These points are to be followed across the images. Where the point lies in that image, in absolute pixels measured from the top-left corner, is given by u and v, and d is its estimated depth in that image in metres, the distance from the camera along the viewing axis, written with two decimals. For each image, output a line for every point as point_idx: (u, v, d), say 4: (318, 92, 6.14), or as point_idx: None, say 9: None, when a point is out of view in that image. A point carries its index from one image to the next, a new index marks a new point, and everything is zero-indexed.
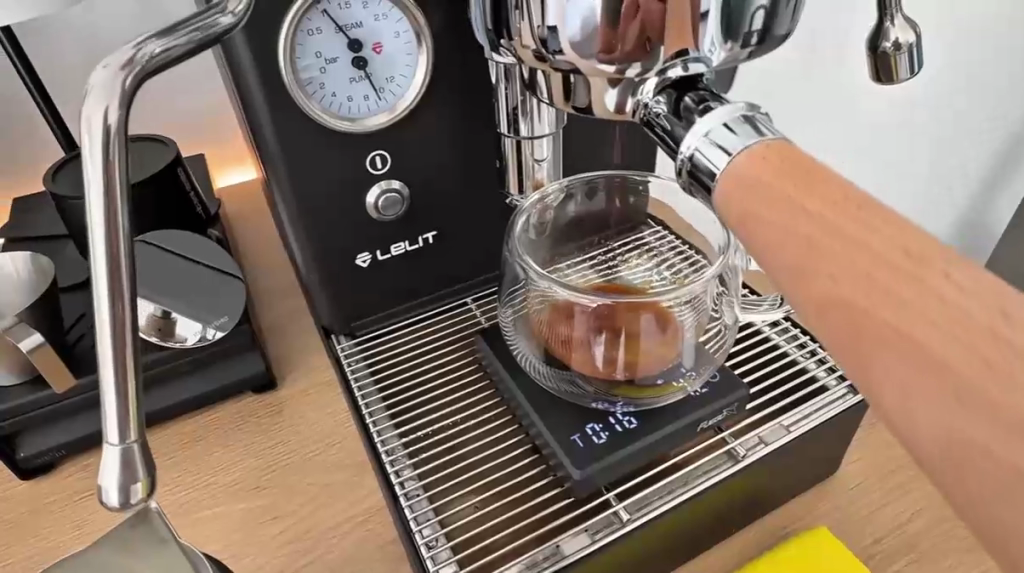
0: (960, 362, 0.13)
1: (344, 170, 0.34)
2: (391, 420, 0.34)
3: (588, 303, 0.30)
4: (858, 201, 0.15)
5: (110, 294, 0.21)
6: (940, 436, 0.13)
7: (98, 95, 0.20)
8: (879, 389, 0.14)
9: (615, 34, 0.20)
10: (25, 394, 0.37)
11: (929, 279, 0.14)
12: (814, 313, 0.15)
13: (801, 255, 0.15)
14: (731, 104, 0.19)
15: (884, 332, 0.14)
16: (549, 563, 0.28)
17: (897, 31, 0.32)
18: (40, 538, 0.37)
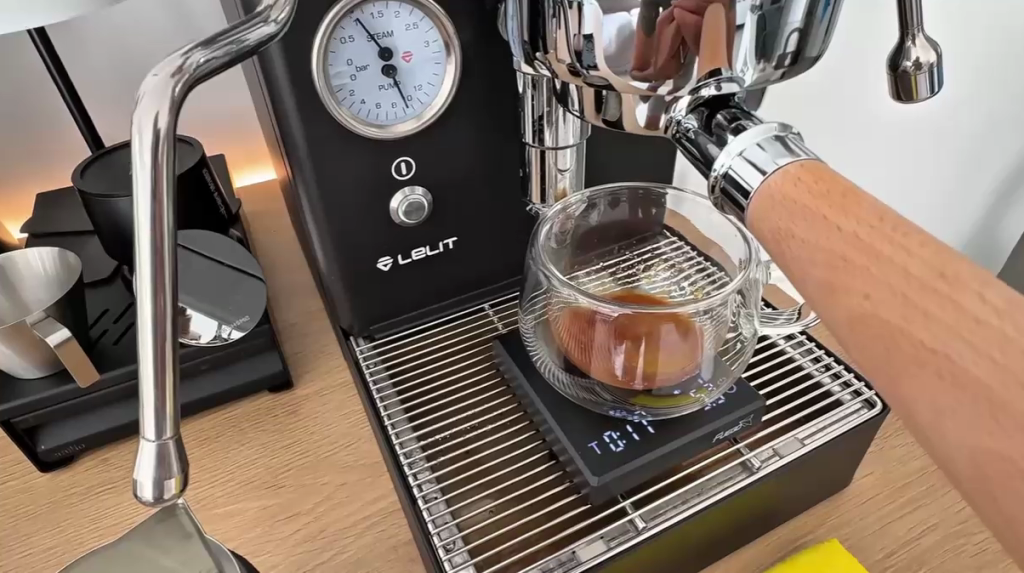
0: (988, 381, 0.13)
1: (370, 176, 0.34)
2: (409, 422, 0.35)
3: (609, 312, 0.30)
4: (889, 221, 0.16)
5: (152, 294, 0.22)
6: (963, 454, 0.13)
7: (148, 99, 0.21)
8: (907, 405, 0.15)
9: (651, 44, 0.20)
10: (47, 388, 0.38)
11: (959, 296, 0.14)
12: (848, 328, 0.16)
13: (835, 273, 0.16)
14: (764, 124, 0.19)
15: (917, 349, 0.14)
16: (565, 568, 0.29)
17: (918, 51, 0.32)
18: (59, 529, 0.38)
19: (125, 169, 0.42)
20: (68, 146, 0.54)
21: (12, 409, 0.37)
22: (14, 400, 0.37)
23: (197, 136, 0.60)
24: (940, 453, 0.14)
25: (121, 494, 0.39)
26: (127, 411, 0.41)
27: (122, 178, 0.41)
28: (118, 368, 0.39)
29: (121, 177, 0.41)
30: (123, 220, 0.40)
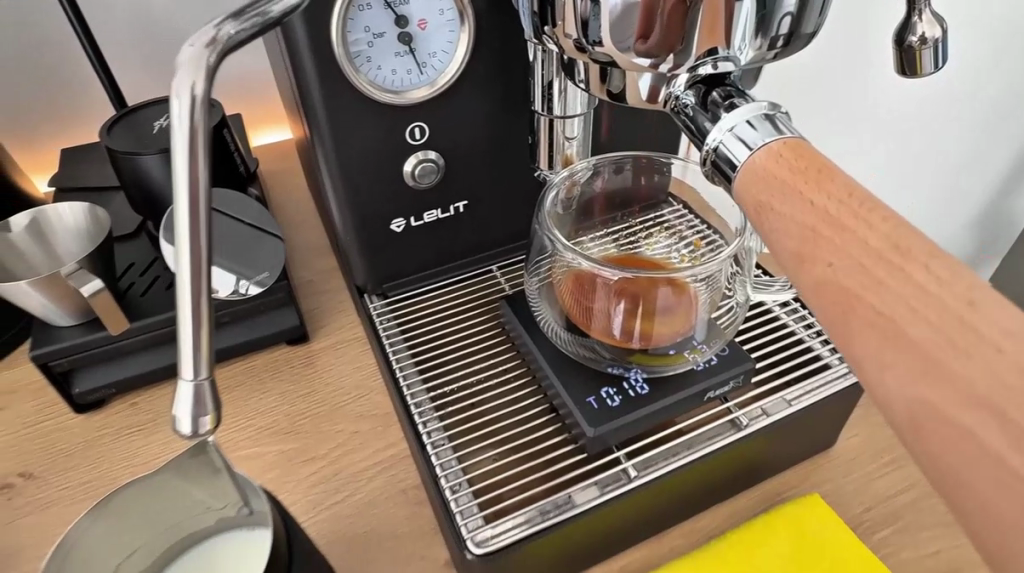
0: (925, 341, 0.15)
1: (385, 140, 0.36)
2: (419, 375, 0.37)
3: (609, 275, 0.32)
4: (858, 197, 0.17)
5: (189, 249, 0.24)
6: (899, 400, 0.15)
7: (184, 69, 0.22)
8: (858, 361, 0.16)
9: (654, 23, 0.21)
10: (80, 335, 0.40)
11: (907, 265, 0.16)
12: (813, 293, 0.17)
13: (804, 243, 0.17)
14: (755, 102, 0.20)
15: (867, 312, 0.16)
16: (561, 511, 0.31)
17: (924, 26, 0.33)
18: (95, 465, 0.41)
19: (149, 127, 0.44)
20: (92, 102, 0.56)
21: (49, 354, 0.40)
22: (50, 345, 0.40)
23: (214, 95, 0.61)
24: (881, 402, 0.16)
25: (149, 435, 0.42)
26: (153, 359, 0.43)
27: (146, 136, 0.43)
28: (146, 320, 0.41)
29: (146, 135, 0.43)
30: (148, 178, 0.42)
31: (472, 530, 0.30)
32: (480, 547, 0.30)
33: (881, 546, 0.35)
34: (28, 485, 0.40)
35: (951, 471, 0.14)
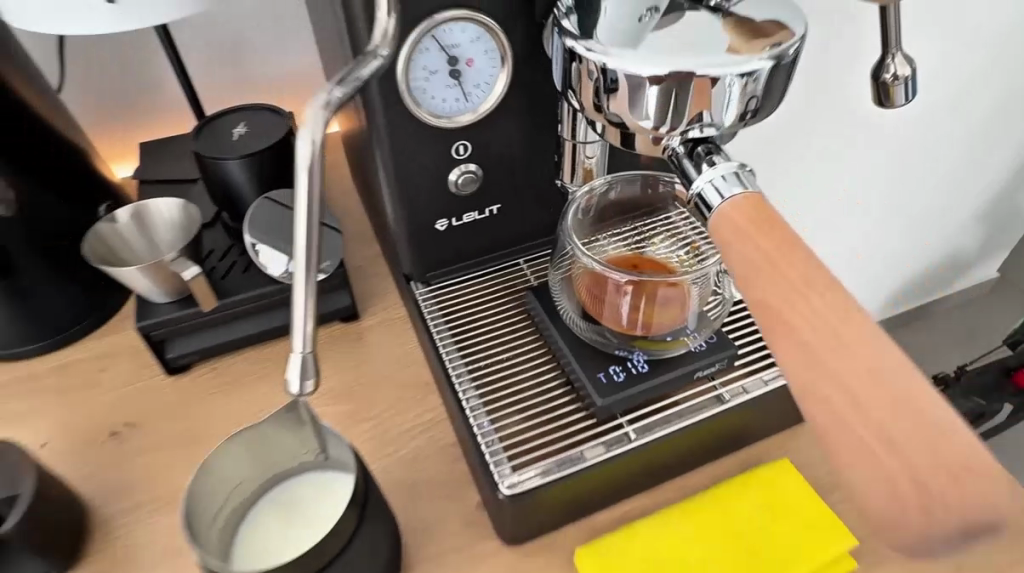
0: (819, 341, 0.23)
1: (435, 156, 0.43)
2: (458, 351, 0.44)
3: (620, 277, 0.39)
4: (790, 238, 0.25)
5: (306, 255, 0.32)
6: (799, 378, 0.24)
7: (308, 126, 0.30)
8: (777, 350, 0.24)
9: (660, 100, 0.28)
10: (176, 310, 0.49)
11: (815, 290, 0.24)
12: (756, 301, 0.25)
13: (752, 268, 0.25)
14: (730, 161, 0.27)
15: (786, 319, 0.24)
16: (574, 463, 0.39)
17: (896, 66, 0.42)
18: (188, 418, 0.50)
19: (229, 134, 0.51)
20: (165, 87, 0.65)
21: (150, 325, 0.48)
22: (151, 318, 0.48)
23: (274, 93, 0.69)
24: (790, 378, 0.24)
25: (229, 395, 0.51)
26: (231, 331, 0.51)
27: (227, 143, 0.50)
28: (228, 299, 0.50)
29: (226, 141, 0.50)
30: (229, 179, 0.50)
31: (504, 476, 0.38)
32: (510, 490, 0.38)
33: (836, 503, 0.43)
34: (135, 431, 0.49)
35: (825, 425, 0.23)
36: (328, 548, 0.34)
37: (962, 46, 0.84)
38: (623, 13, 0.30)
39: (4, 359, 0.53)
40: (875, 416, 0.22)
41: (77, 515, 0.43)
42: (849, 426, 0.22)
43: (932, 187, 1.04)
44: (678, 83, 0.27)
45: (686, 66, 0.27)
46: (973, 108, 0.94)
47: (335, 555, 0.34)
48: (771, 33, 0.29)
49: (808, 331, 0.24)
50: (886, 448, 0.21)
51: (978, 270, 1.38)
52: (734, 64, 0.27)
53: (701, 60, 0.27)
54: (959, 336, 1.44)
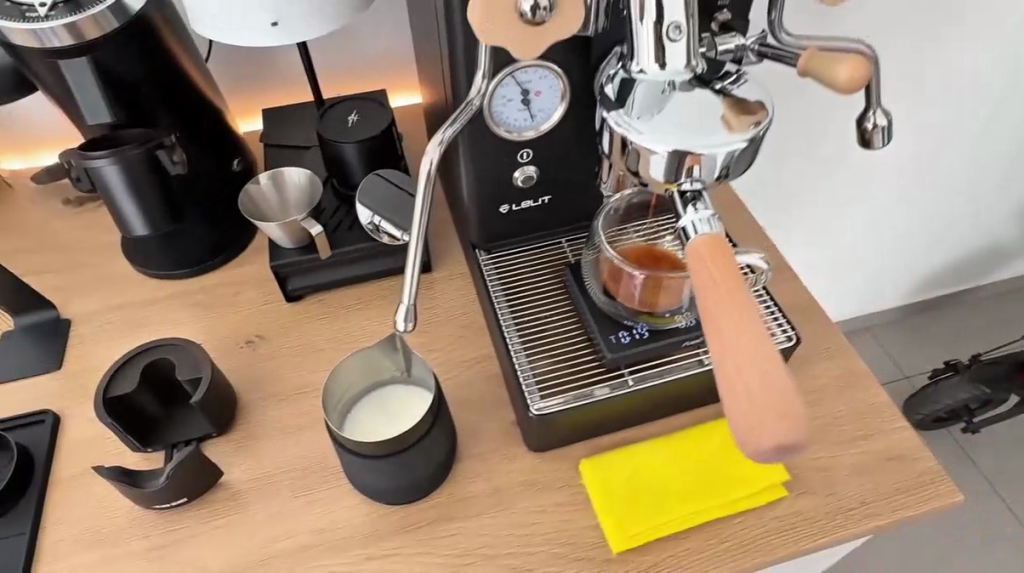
0: (736, 328, 0.36)
1: (504, 158, 0.57)
2: (508, 308, 0.59)
3: (635, 273, 0.52)
4: (732, 265, 0.38)
5: (416, 238, 0.46)
6: (720, 348, 0.36)
7: (428, 154, 0.44)
8: (711, 329, 0.37)
9: (665, 165, 0.42)
10: (298, 256, 0.65)
11: (741, 299, 0.37)
12: (705, 298, 0.38)
13: (707, 277, 0.38)
14: (708, 212, 0.41)
15: (721, 311, 0.37)
16: (585, 398, 0.54)
17: (875, 119, 0.53)
18: (302, 335, 0.66)
19: (344, 121, 0.66)
20: (288, 63, 0.83)
21: (280, 264, 0.65)
22: (281, 259, 0.65)
23: (372, 70, 0.86)
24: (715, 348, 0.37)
25: (333, 321, 0.67)
26: (335, 274, 0.68)
27: (344, 129, 0.64)
28: (337, 250, 0.66)
29: (343, 127, 0.65)
30: (345, 158, 0.64)
31: (534, 401, 0.54)
32: (538, 411, 0.53)
33: None
34: (263, 341, 0.66)
35: (727, 378, 0.36)
36: (407, 437, 0.49)
37: (963, 58, 0.96)
38: (650, 94, 0.42)
39: (166, 279, 0.71)
40: (754, 378, 0.35)
41: (230, 397, 0.60)
42: (739, 382, 0.35)
43: (940, 180, 1.15)
44: (678, 154, 0.41)
45: (683, 146, 0.41)
46: (983, 112, 1.05)
47: (410, 444, 0.50)
48: (752, 113, 0.42)
49: (728, 328, 0.36)
50: (755, 397, 0.35)
51: (1001, 268, 1.45)
52: (724, 145, 0.41)
53: (698, 143, 0.41)
54: (979, 327, 1.49)
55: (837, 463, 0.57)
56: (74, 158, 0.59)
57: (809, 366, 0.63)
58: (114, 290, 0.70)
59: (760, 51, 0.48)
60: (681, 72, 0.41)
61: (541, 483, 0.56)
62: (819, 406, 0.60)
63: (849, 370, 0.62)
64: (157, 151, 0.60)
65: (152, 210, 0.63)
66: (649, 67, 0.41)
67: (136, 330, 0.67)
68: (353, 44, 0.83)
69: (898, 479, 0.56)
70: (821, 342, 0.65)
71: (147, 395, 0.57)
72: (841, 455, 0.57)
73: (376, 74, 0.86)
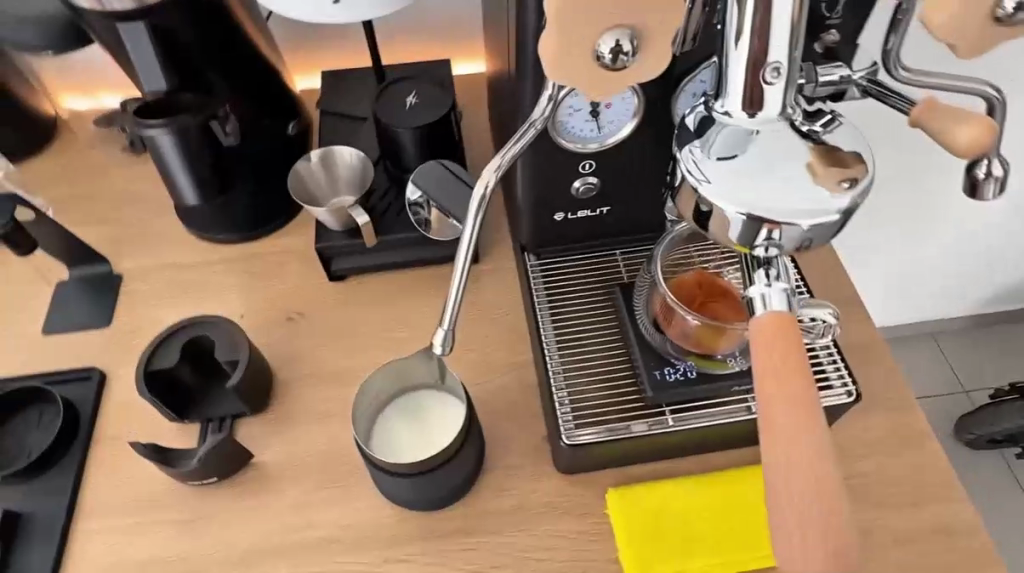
0: (792, 420, 0.34)
1: (564, 167, 0.53)
2: (551, 322, 0.57)
3: (691, 319, 0.49)
4: (798, 345, 0.35)
5: (462, 262, 0.43)
6: (773, 439, 0.34)
7: (482, 177, 0.41)
8: (767, 416, 0.34)
9: (738, 227, 0.37)
10: (344, 239, 0.64)
11: (803, 385, 0.34)
12: (765, 380, 0.35)
13: (769, 359, 0.35)
14: (782, 287, 0.37)
15: (779, 398, 0.34)
16: (620, 432, 0.51)
17: (990, 168, 0.46)
18: (341, 317, 0.66)
19: (402, 104, 0.63)
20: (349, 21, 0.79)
21: (325, 246, 0.64)
22: (326, 240, 0.64)
23: (436, 34, 0.81)
24: (768, 437, 0.34)
25: (373, 306, 0.66)
26: (380, 258, 0.66)
27: (401, 114, 0.62)
28: (386, 236, 0.64)
29: (400, 112, 0.62)
30: (400, 144, 0.62)
31: (567, 428, 0.52)
32: (570, 441, 0.51)
33: None
34: (302, 319, 0.65)
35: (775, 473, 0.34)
36: (425, 463, 0.49)
37: None
38: (733, 137, 0.38)
39: (215, 242, 0.71)
40: (803, 479, 0.33)
41: (264, 364, 0.60)
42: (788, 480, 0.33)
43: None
44: (755, 218, 0.36)
45: (761, 211, 0.36)
46: None
47: (428, 469, 0.50)
48: (847, 167, 0.38)
49: (786, 420, 0.34)
50: (803, 500, 0.32)
51: None
52: (808, 216, 0.37)
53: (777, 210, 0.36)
54: None
55: (879, 528, 0.54)
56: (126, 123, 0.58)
57: (865, 416, 0.59)
58: (164, 248, 0.71)
59: (866, 87, 0.42)
60: (774, 120, 0.37)
61: (565, 507, 0.55)
62: (868, 463, 0.57)
63: (906, 425, 0.58)
64: (210, 122, 0.58)
65: (201, 171, 0.62)
66: (738, 111, 0.37)
67: (182, 292, 0.68)
68: (419, 7, 0.78)
69: (944, 554, 0.52)
70: (879, 391, 0.61)
71: (187, 368, 0.57)
72: (884, 520, 0.54)
73: (441, 38, 0.82)
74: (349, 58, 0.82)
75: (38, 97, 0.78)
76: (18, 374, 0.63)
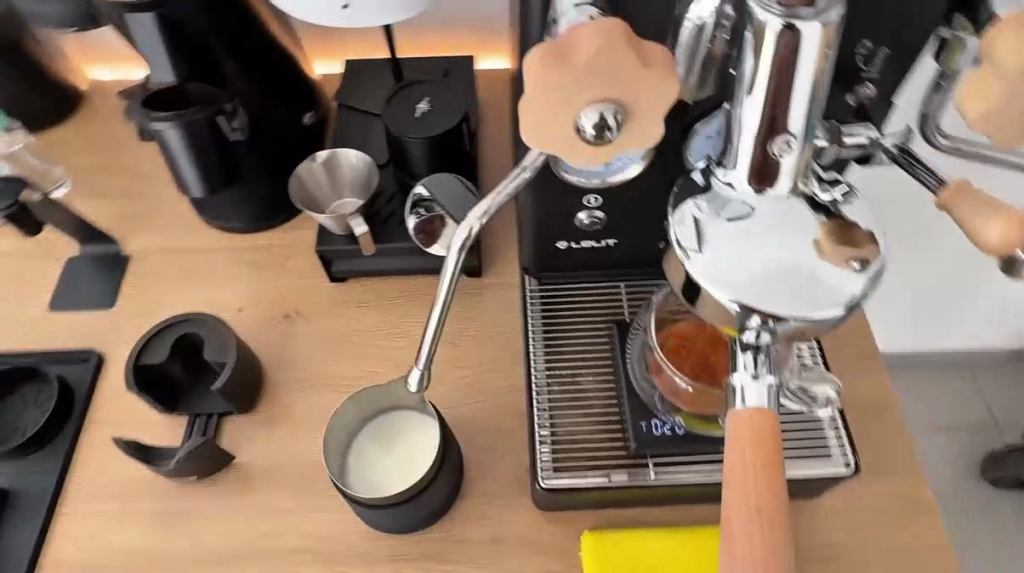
0: (753, 520, 0.31)
1: (567, 200, 0.51)
2: (544, 354, 0.55)
3: (681, 382, 0.47)
4: (775, 443, 0.33)
5: (439, 305, 0.42)
6: (732, 534, 0.32)
7: (466, 221, 0.40)
8: (728, 508, 0.32)
9: (730, 312, 0.34)
10: (344, 244, 0.63)
11: (771, 486, 0.32)
12: (734, 471, 0.33)
13: (743, 449, 0.33)
14: (768, 380, 0.34)
15: (745, 494, 0.32)
16: (598, 480, 0.50)
17: None
18: (338, 320, 0.65)
19: (412, 112, 0.60)
20: None
21: (324, 250, 0.63)
22: (327, 244, 0.63)
23: (462, 26, 0.77)
24: (727, 531, 0.32)
25: (369, 312, 0.65)
26: (381, 264, 0.65)
27: (410, 123, 0.60)
28: (386, 244, 0.63)
29: (409, 120, 0.60)
30: (408, 154, 0.60)
31: (545, 469, 0.51)
32: (546, 484, 0.50)
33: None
34: (298, 319, 0.65)
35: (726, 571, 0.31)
36: (398, 495, 0.49)
37: None
38: (732, 208, 0.35)
39: (232, 230, 0.70)
40: None
41: (254, 361, 0.60)
42: None
43: None
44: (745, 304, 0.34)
45: (751, 300, 0.33)
46: None
47: (402, 500, 0.49)
48: (859, 247, 0.35)
49: (747, 518, 0.32)
50: None
51: None
52: (804, 309, 0.33)
53: (771, 299, 0.33)
54: None
55: None
56: (135, 114, 0.56)
57: (864, 485, 0.56)
58: (169, 231, 0.70)
59: (895, 155, 0.38)
60: (786, 197, 0.35)
61: (540, 544, 0.54)
62: (859, 534, 0.54)
63: (905, 498, 0.56)
64: (217, 117, 0.57)
65: (206, 161, 0.59)
66: (743, 183, 0.35)
67: (185, 279, 0.68)
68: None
69: None
70: (882, 458, 0.58)
71: (177, 364, 0.58)
72: None
73: (467, 31, 0.78)
74: (372, 45, 0.79)
75: (63, 67, 0.78)
76: (23, 350, 0.64)
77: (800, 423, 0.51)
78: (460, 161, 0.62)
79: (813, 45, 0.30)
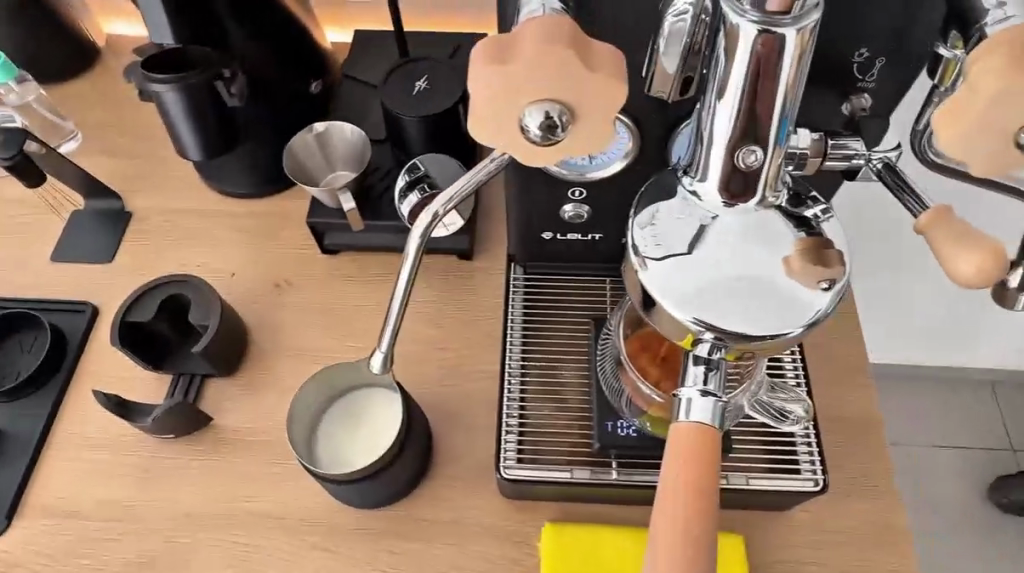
0: (679, 535, 0.31)
1: (551, 190, 0.50)
2: (520, 344, 0.54)
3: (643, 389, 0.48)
4: (712, 462, 0.32)
5: (404, 287, 0.42)
6: (657, 547, 0.31)
7: (434, 205, 0.39)
8: (658, 521, 0.32)
9: (685, 326, 0.34)
10: (335, 216, 0.64)
11: (702, 503, 0.32)
12: (668, 485, 0.32)
13: (679, 464, 0.32)
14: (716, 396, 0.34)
15: (675, 509, 0.32)
16: (560, 474, 0.50)
17: None
18: (325, 292, 0.65)
19: (409, 89, 0.60)
20: None
21: (316, 222, 0.64)
22: (318, 216, 0.64)
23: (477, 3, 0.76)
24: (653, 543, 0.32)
25: (357, 286, 0.65)
26: (372, 239, 0.65)
27: (407, 100, 0.59)
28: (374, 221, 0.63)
29: (406, 98, 0.59)
30: (403, 131, 0.59)
31: (508, 459, 0.50)
32: (508, 475, 0.50)
33: None
34: (287, 287, 0.66)
35: None
36: (363, 470, 0.50)
37: None
38: (697, 217, 0.34)
39: (225, 195, 0.71)
40: None
41: (239, 325, 0.61)
42: None
43: None
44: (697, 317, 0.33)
45: (706, 315, 0.33)
46: None
47: (367, 475, 0.50)
48: (827, 267, 0.33)
49: (672, 532, 0.31)
50: None
51: None
52: (761, 327, 0.33)
53: (726, 316, 0.33)
54: None
55: None
56: (135, 75, 0.57)
57: (834, 503, 0.55)
58: (170, 190, 0.71)
59: (881, 172, 0.37)
60: (755, 210, 0.34)
61: (499, 531, 0.54)
62: (822, 551, 0.53)
63: (875, 520, 0.54)
64: (215, 82, 0.57)
65: (204, 125, 0.59)
66: (711, 194, 0.34)
67: (182, 239, 0.69)
68: None
69: None
70: (857, 478, 0.56)
71: (164, 323, 0.60)
72: None
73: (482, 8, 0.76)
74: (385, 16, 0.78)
75: (81, 19, 0.79)
76: (23, 296, 0.66)
77: (770, 435, 0.51)
78: (457, 142, 0.61)
79: (788, 53, 0.29)
